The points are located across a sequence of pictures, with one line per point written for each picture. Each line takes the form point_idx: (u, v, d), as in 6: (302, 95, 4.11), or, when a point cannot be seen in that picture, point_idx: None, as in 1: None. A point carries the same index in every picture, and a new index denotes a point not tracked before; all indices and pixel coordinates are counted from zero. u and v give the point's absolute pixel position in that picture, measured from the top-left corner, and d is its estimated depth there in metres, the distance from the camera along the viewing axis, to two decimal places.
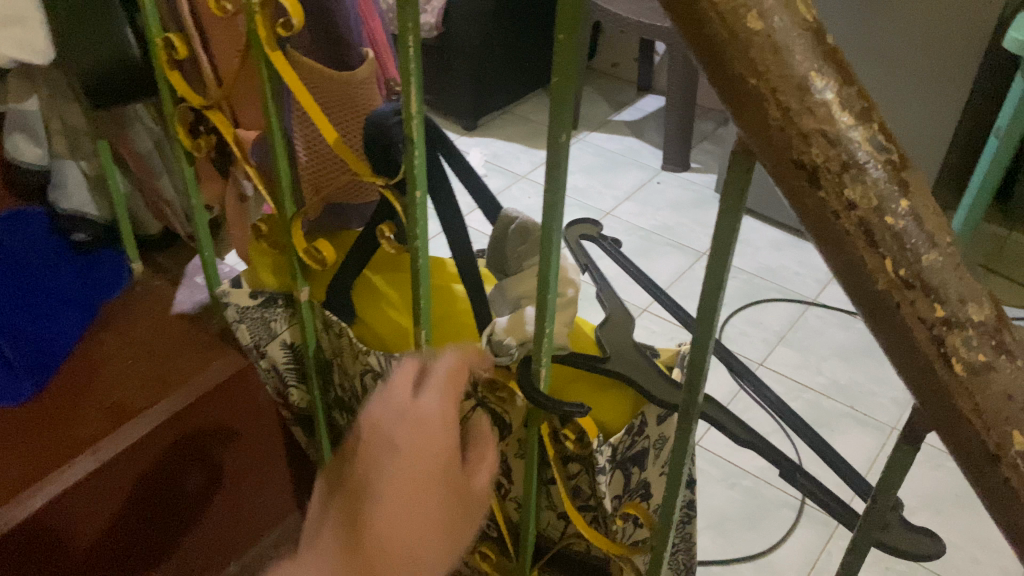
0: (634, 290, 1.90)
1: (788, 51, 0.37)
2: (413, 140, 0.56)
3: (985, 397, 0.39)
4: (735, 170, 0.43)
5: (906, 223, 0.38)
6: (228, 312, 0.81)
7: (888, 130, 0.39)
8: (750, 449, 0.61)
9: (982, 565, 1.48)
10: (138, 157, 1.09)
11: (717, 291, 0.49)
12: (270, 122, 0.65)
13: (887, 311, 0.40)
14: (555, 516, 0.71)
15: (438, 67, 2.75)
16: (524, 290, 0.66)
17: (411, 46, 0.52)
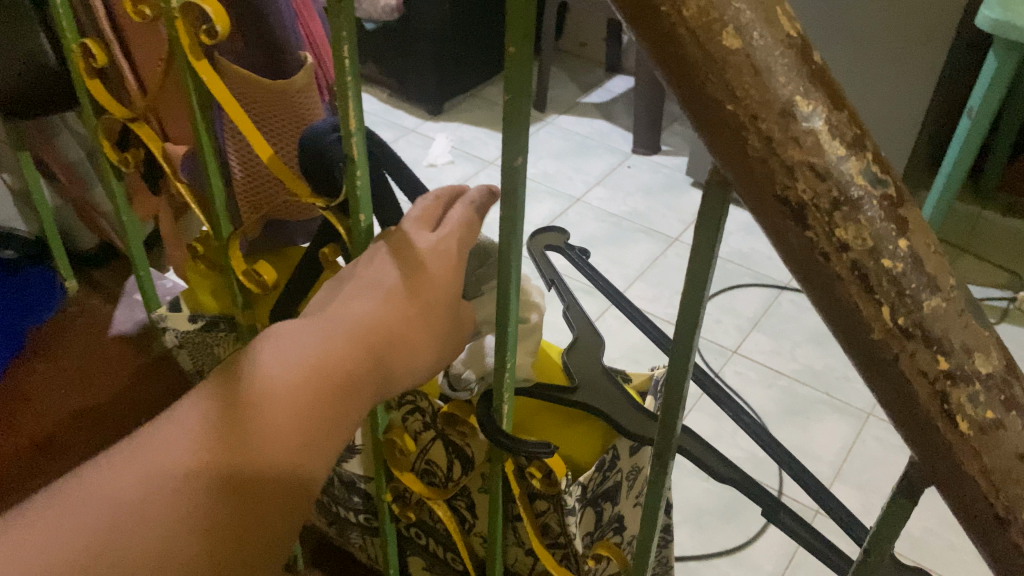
0: (591, 297, 1.83)
1: (769, 72, 0.32)
2: (355, 159, 0.51)
3: (994, 457, 0.35)
4: (710, 200, 0.39)
5: (904, 265, 0.33)
6: (166, 338, 0.75)
7: (883, 158, 0.34)
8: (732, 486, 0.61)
9: (960, 550, 1.46)
10: (65, 164, 1.26)
11: (692, 331, 0.44)
12: (200, 137, 0.59)
13: (884, 363, 0.35)
14: (523, 552, 0.66)
15: (401, 51, 2.67)
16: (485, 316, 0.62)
17: (347, 56, 0.47)
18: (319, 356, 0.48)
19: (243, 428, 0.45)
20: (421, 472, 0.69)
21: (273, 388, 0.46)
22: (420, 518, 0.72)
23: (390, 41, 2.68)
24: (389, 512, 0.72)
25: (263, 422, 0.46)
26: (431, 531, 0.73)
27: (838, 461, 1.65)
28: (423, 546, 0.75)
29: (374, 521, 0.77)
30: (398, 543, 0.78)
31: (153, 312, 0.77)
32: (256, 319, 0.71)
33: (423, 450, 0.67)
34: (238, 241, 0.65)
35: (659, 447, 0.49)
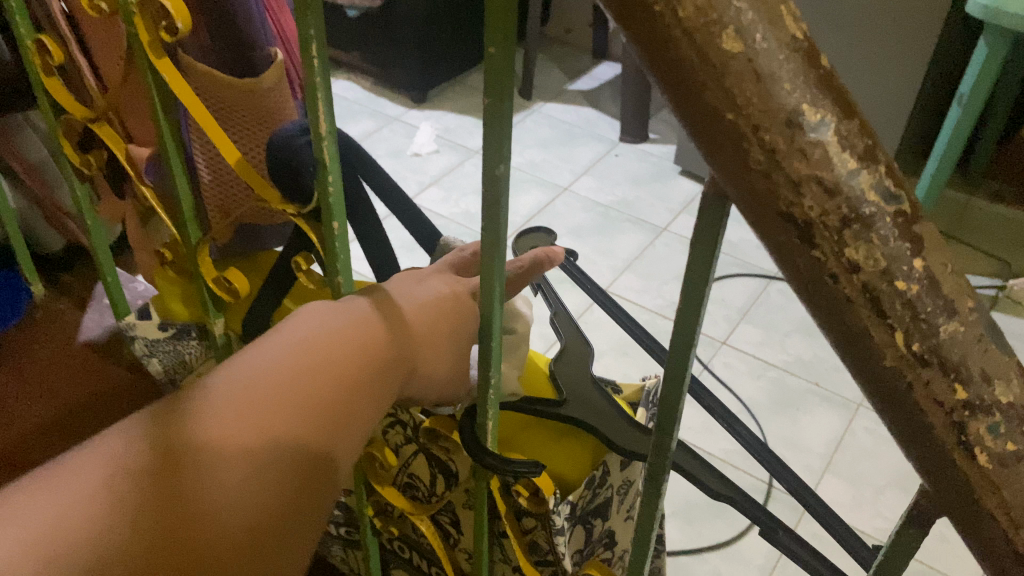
0: (576, 292, 1.79)
1: (774, 79, 0.29)
2: (326, 165, 0.47)
3: (1014, 492, 0.32)
4: (707, 214, 0.36)
5: (919, 288, 0.31)
6: (135, 347, 0.72)
7: (896, 171, 0.31)
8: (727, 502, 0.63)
9: (951, 542, 1.45)
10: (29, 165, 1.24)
11: (688, 349, 0.41)
12: (163, 140, 0.55)
13: (896, 392, 0.32)
14: (510, 569, 0.64)
15: (383, 38, 2.62)
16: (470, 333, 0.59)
17: (315, 56, 0.43)
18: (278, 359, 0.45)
19: (185, 416, 0.42)
20: (403, 487, 0.66)
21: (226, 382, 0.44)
22: (403, 532, 0.70)
23: (372, 28, 2.63)
24: (370, 526, 0.69)
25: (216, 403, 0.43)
26: (414, 545, 0.70)
27: (828, 453, 1.64)
28: (407, 559, 0.73)
29: (356, 534, 0.74)
30: (382, 556, 0.75)
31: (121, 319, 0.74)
32: (228, 327, 0.68)
33: (405, 464, 0.64)
34: (208, 247, 0.62)
35: (652, 470, 0.46)
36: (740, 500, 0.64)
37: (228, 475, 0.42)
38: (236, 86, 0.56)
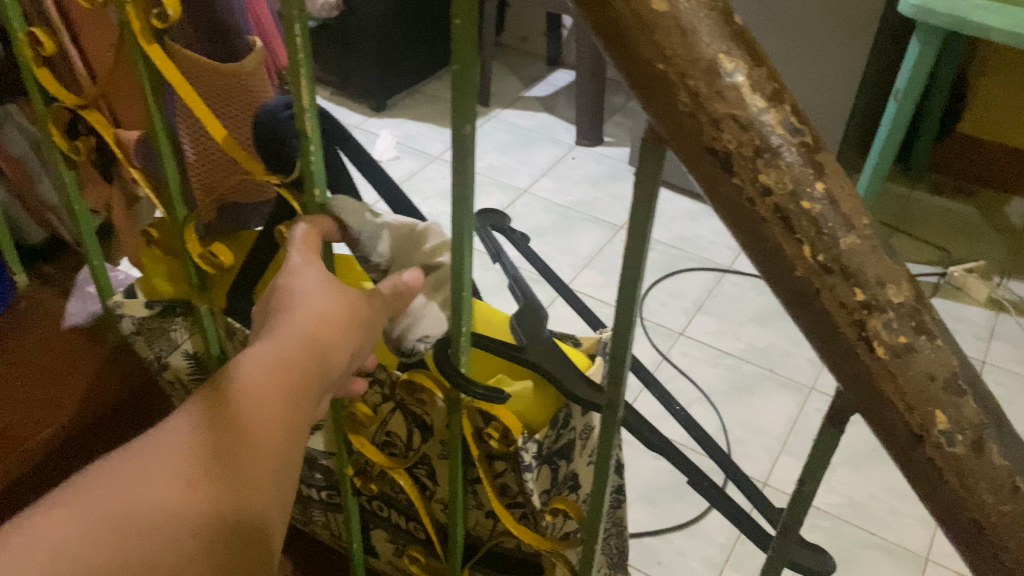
0: (538, 287, 1.85)
1: (695, 32, 0.35)
2: (308, 135, 0.52)
3: (907, 378, 0.39)
4: (647, 157, 0.42)
5: (822, 207, 0.37)
6: (122, 325, 0.76)
7: (800, 110, 0.37)
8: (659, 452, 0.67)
9: (900, 514, 1.51)
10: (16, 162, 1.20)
11: (635, 279, 0.47)
12: (153, 121, 0.60)
13: (807, 297, 0.39)
14: (484, 515, 0.70)
15: (342, 48, 2.66)
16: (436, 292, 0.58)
17: (298, 34, 0.48)
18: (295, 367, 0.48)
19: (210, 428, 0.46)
20: (381, 444, 0.71)
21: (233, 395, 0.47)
22: (381, 490, 0.75)
23: (332, 38, 2.67)
24: (351, 486, 0.74)
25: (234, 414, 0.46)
26: (392, 502, 0.75)
27: (783, 434, 1.71)
28: (385, 518, 0.78)
29: (337, 498, 0.79)
30: (361, 518, 0.81)
31: (107, 300, 0.79)
32: (213, 301, 0.72)
33: (384, 422, 0.69)
34: (193, 224, 0.66)
35: (607, 401, 0.53)
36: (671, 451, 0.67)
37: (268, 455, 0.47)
38: (219, 70, 0.61)
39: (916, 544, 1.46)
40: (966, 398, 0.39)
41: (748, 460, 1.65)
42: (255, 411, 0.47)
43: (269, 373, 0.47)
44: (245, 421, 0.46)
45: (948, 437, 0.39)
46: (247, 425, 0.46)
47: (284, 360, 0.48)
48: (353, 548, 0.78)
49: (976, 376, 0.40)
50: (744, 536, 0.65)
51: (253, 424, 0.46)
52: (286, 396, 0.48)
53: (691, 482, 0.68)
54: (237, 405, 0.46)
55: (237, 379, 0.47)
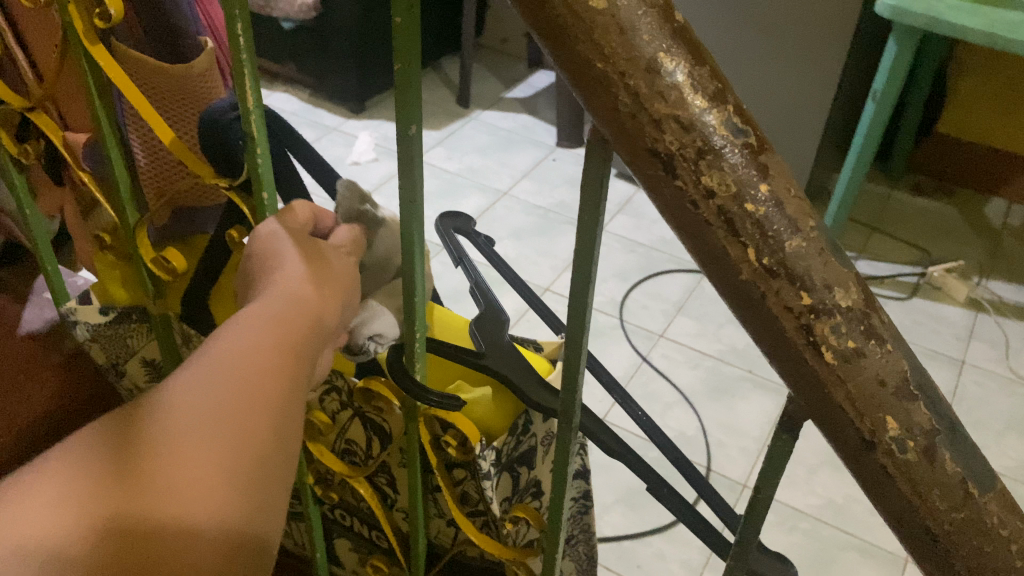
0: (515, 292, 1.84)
1: (634, 30, 0.34)
2: (255, 137, 0.51)
3: (857, 384, 0.38)
4: (593, 158, 0.41)
5: (766, 209, 0.36)
6: (76, 333, 0.75)
7: (744, 110, 0.36)
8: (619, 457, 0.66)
9: (878, 514, 1.51)
10: None
11: (586, 283, 0.46)
12: (100, 124, 0.59)
13: (754, 303, 0.38)
14: (445, 524, 0.69)
15: (320, 50, 2.64)
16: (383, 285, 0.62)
17: (241, 33, 0.47)
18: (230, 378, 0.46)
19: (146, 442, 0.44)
20: (341, 453, 0.69)
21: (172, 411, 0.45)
22: (342, 499, 0.74)
23: (309, 40, 2.65)
24: (311, 495, 0.73)
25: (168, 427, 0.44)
26: (354, 511, 0.74)
27: (763, 436, 1.70)
28: (348, 527, 0.77)
29: (298, 506, 0.78)
30: (324, 527, 0.79)
31: (62, 306, 0.77)
32: (169, 307, 0.71)
33: (342, 429, 0.67)
34: (146, 228, 0.65)
35: (562, 407, 0.52)
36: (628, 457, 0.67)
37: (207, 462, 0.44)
38: (169, 72, 0.61)
39: (895, 545, 1.46)
40: (918, 404, 0.38)
41: (726, 462, 1.64)
42: (175, 422, 0.44)
43: (192, 385, 0.46)
44: (169, 429, 0.44)
45: (899, 444, 0.38)
46: (163, 433, 0.44)
47: (212, 372, 0.46)
48: (315, 558, 0.77)
49: (928, 381, 0.39)
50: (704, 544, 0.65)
51: (176, 429, 0.44)
52: (211, 407, 0.45)
53: (649, 489, 0.67)
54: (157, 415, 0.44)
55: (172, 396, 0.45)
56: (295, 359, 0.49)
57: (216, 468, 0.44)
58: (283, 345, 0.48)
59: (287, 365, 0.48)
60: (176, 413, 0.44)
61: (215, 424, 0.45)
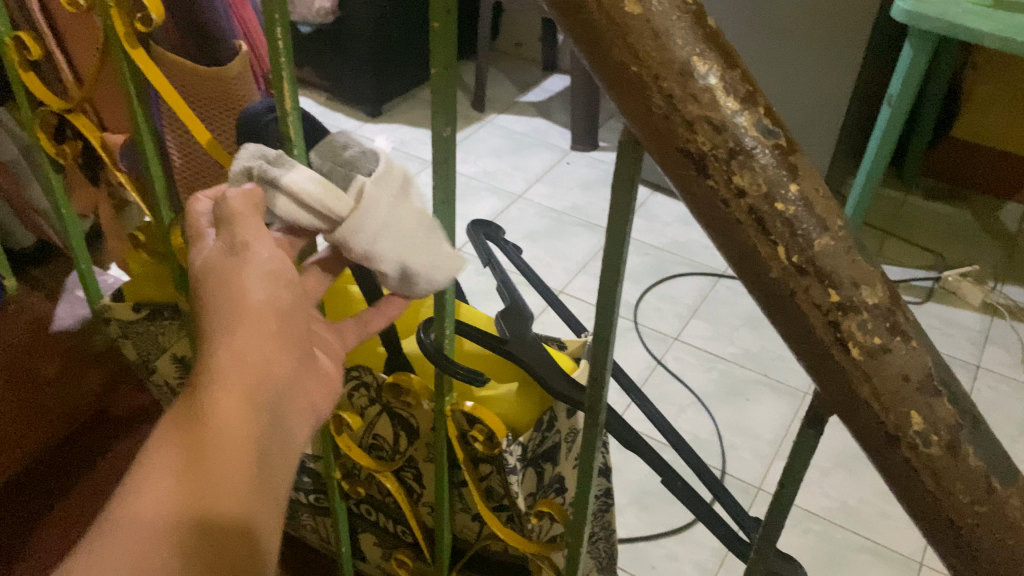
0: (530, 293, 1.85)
1: (669, 35, 0.36)
2: (291, 138, 0.53)
3: (882, 378, 0.39)
4: (624, 159, 0.42)
5: (796, 209, 0.37)
6: (110, 330, 0.79)
7: (774, 112, 0.37)
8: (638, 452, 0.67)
9: (891, 518, 1.51)
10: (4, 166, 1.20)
11: (614, 280, 0.47)
12: (138, 126, 0.61)
13: (783, 300, 0.39)
14: (470, 519, 0.70)
15: (336, 53, 2.66)
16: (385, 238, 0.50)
17: (280, 38, 0.48)
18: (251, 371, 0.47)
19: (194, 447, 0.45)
20: (367, 448, 0.71)
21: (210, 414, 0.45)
22: (368, 493, 0.75)
23: (326, 43, 2.67)
24: (338, 489, 0.74)
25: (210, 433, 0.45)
26: (379, 506, 0.76)
27: (776, 439, 1.70)
28: (373, 522, 0.78)
29: (324, 502, 0.79)
30: (349, 522, 0.81)
31: (95, 303, 0.80)
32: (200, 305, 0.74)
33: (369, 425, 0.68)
34: (180, 228, 0.67)
35: (588, 402, 0.54)
36: (646, 451, 0.68)
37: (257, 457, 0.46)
38: (205, 75, 0.63)
39: (909, 548, 1.46)
40: (941, 399, 0.39)
41: (740, 465, 1.64)
42: (224, 441, 0.45)
43: (226, 391, 0.46)
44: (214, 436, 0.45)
45: (923, 438, 0.39)
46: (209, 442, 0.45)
47: (245, 386, 0.47)
48: (341, 553, 0.79)
49: (951, 378, 0.40)
50: (721, 541, 0.65)
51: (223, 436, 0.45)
52: (251, 419, 0.46)
53: (664, 482, 0.68)
54: (204, 436, 0.45)
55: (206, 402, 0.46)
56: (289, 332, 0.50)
57: (262, 478, 0.46)
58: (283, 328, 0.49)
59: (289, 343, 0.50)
60: (224, 432, 0.45)
61: (256, 439, 0.47)
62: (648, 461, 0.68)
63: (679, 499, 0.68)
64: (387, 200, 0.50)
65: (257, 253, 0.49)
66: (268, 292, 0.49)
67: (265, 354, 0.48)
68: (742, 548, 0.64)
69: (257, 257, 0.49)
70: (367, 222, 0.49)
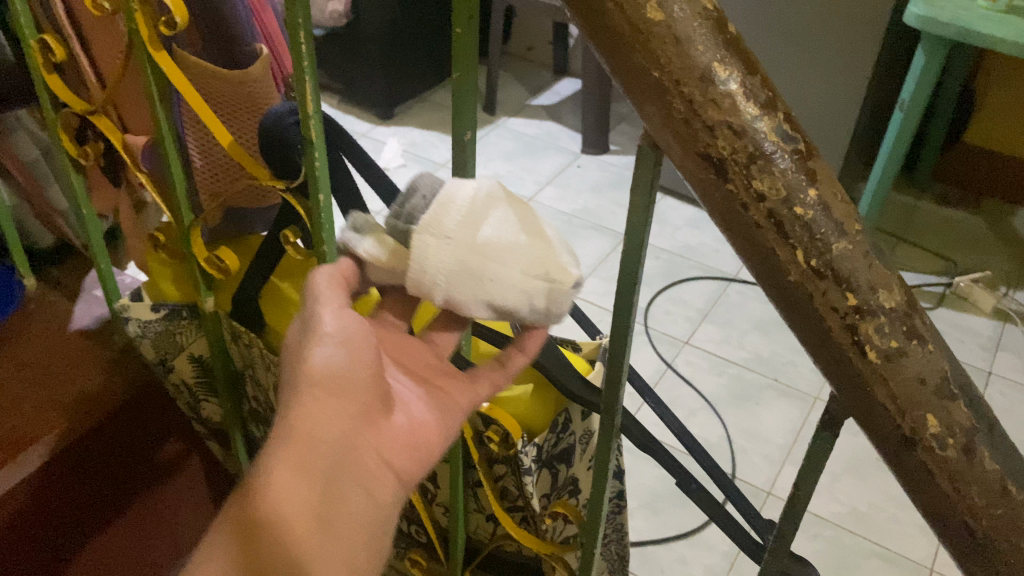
0: None
1: (690, 42, 0.36)
2: (313, 141, 0.53)
3: (898, 382, 0.39)
4: (643, 164, 0.43)
5: (814, 213, 0.37)
6: (128, 328, 0.80)
7: (793, 118, 0.38)
8: (653, 454, 0.68)
9: (902, 523, 1.51)
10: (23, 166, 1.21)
11: (632, 283, 0.48)
12: (159, 128, 0.62)
13: (801, 303, 0.39)
14: (484, 519, 0.71)
15: (349, 56, 2.68)
16: (464, 281, 0.46)
17: (303, 43, 0.49)
18: (318, 451, 0.45)
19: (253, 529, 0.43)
20: None
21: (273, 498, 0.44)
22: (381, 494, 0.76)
23: (339, 46, 2.68)
24: None
25: (270, 516, 0.43)
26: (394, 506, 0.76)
27: (786, 444, 1.70)
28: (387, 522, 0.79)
29: None
30: None
31: (114, 302, 0.82)
32: (218, 304, 0.77)
33: None
34: (200, 228, 0.69)
35: (604, 405, 0.54)
36: (660, 454, 0.69)
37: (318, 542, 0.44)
38: (227, 78, 0.65)
39: (919, 554, 1.46)
40: (957, 402, 0.40)
41: (750, 469, 1.64)
42: (278, 527, 0.44)
43: (289, 476, 0.44)
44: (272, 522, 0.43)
45: (940, 441, 0.40)
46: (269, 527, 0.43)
47: (302, 470, 0.44)
48: None
49: (968, 382, 0.41)
50: (735, 543, 0.66)
51: (281, 523, 0.43)
52: (310, 502, 0.44)
53: (678, 484, 0.68)
54: (259, 520, 0.43)
55: (269, 484, 0.44)
56: (364, 409, 0.48)
57: (328, 556, 0.45)
58: (359, 407, 0.47)
59: (365, 420, 0.48)
60: (279, 515, 0.44)
61: (320, 524, 0.45)
62: (661, 463, 0.69)
63: (693, 501, 0.68)
64: (442, 244, 0.46)
65: (338, 325, 0.47)
66: (329, 367, 0.46)
67: (324, 433, 0.45)
68: (756, 551, 0.65)
69: (325, 333, 0.47)
70: (434, 272, 0.46)
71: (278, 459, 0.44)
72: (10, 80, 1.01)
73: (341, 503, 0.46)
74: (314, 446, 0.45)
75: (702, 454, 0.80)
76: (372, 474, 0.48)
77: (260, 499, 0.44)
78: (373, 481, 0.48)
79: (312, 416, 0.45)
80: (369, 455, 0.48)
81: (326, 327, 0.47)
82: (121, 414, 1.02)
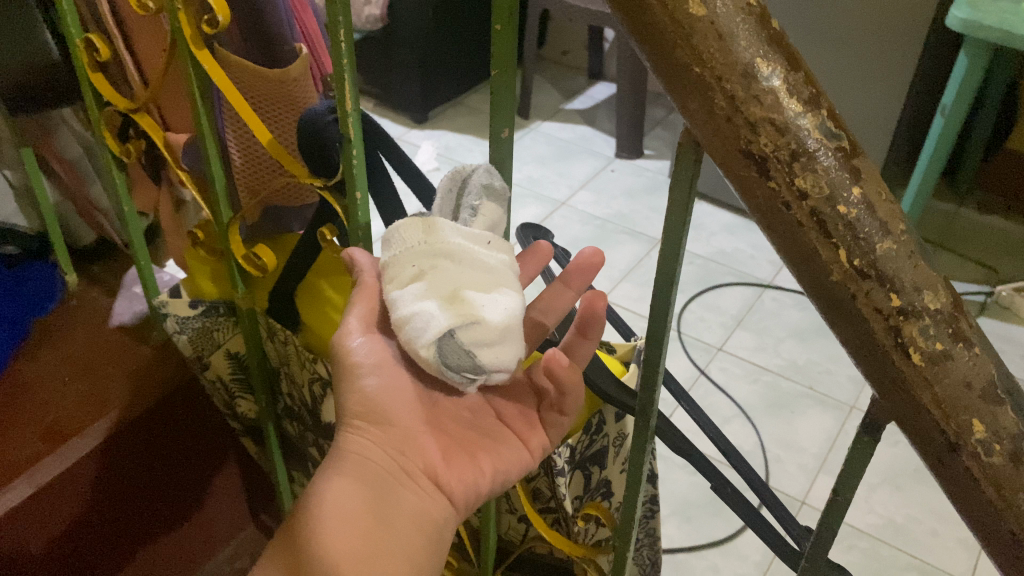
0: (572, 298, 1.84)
1: (733, 37, 0.36)
2: (350, 137, 0.54)
3: (944, 386, 0.38)
4: (683, 162, 0.42)
5: (858, 212, 0.37)
6: (166, 324, 0.81)
7: (838, 115, 0.37)
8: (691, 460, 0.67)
9: (941, 537, 1.48)
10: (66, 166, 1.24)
11: (669, 284, 0.48)
12: (201, 128, 0.63)
13: (844, 302, 0.38)
14: (516, 520, 0.71)
15: (385, 59, 2.69)
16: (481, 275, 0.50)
17: (343, 40, 0.49)
18: (364, 465, 0.54)
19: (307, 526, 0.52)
20: None
21: (325, 502, 0.52)
22: None
23: (376, 50, 2.70)
24: None
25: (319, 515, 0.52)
26: None
27: (822, 452, 1.67)
28: None
29: None
30: None
31: (153, 299, 0.83)
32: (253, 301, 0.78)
33: None
34: (238, 226, 0.70)
35: (640, 406, 0.54)
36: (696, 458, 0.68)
37: (361, 537, 0.51)
38: (269, 76, 0.67)
39: (958, 568, 1.42)
40: (1004, 407, 0.39)
41: (784, 479, 1.62)
42: (330, 522, 0.51)
43: (336, 484, 0.53)
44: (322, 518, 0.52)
45: (986, 447, 0.39)
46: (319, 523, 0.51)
47: (351, 478, 0.54)
48: None
49: (1015, 386, 0.40)
50: (773, 551, 0.64)
51: (329, 517, 0.52)
52: (361, 506, 0.52)
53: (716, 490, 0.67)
54: (314, 520, 0.52)
55: (322, 492, 0.53)
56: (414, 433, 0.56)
57: (378, 548, 0.51)
58: (410, 429, 0.56)
59: (414, 444, 0.56)
60: (331, 514, 0.52)
61: (365, 523, 0.52)
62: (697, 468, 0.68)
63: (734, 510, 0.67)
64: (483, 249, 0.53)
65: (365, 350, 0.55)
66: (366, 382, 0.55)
67: (373, 454, 0.55)
68: (795, 559, 0.64)
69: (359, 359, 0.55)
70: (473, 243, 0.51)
71: (332, 473, 0.54)
72: (54, 78, 1.03)
73: (384, 508, 0.53)
74: (359, 463, 0.54)
75: (738, 459, 0.79)
76: (423, 488, 0.55)
77: (312, 503, 0.53)
78: (423, 493, 0.55)
79: (364, 440, 0.55)
80: (418, 475, 0.55)
81: (361, 358, 0.55)
82: (163, 416, 1.03)
